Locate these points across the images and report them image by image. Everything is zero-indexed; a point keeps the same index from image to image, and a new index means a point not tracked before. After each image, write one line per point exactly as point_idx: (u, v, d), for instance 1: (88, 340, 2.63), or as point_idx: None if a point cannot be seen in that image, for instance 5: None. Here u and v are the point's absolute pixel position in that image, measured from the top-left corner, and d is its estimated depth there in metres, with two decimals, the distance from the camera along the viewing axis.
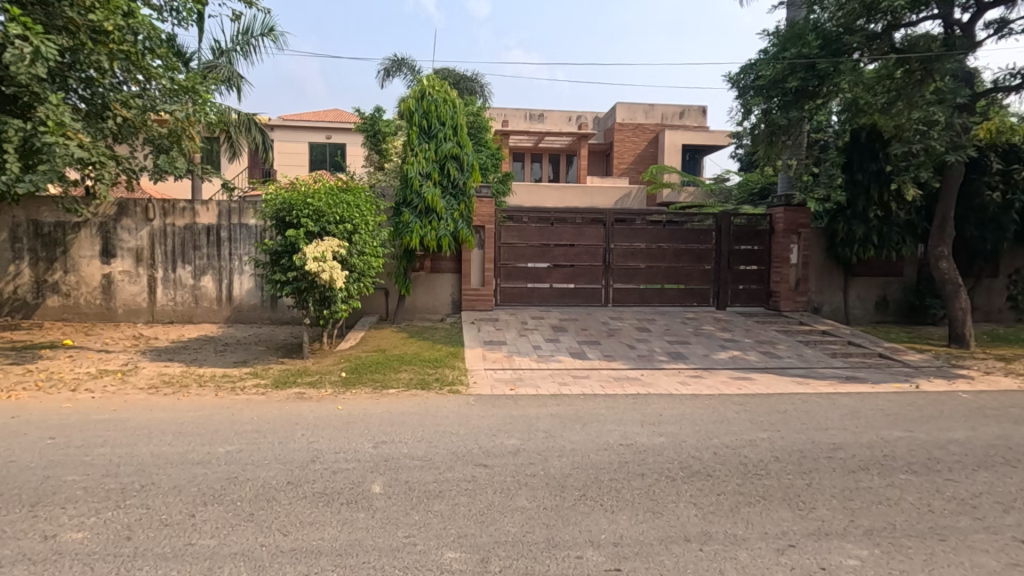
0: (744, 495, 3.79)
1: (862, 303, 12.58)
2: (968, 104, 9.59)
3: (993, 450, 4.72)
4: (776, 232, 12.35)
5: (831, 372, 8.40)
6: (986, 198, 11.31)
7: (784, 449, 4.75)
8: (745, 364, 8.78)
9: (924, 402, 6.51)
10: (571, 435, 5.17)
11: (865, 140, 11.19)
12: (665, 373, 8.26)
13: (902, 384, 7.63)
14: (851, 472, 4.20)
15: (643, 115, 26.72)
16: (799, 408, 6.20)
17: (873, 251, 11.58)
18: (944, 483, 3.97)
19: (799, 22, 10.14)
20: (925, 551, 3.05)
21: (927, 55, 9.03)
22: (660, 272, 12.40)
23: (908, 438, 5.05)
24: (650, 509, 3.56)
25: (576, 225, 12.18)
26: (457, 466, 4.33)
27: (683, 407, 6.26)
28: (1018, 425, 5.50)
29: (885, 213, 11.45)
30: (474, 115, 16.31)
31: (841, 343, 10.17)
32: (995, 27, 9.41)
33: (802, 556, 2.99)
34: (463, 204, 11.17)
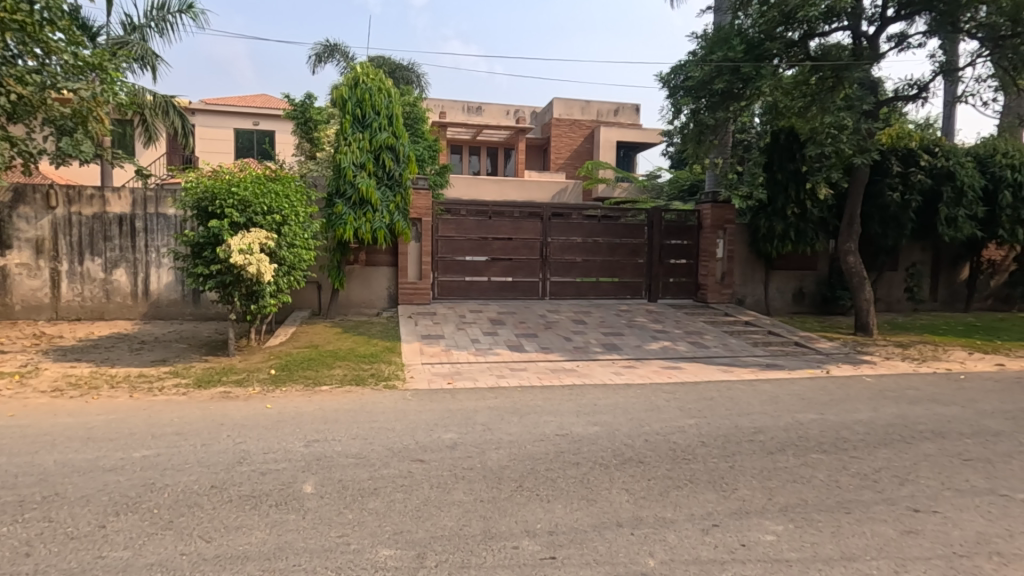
0: (672, 479, 3.96)
1: (780, 295, 13.40)
2: (872, 110, 10.40)
3: (891, 428, 5.17)
4: (703, 228, 12.92)
5: (753, 360, 8.92)
6: (888, 198, 12.34)
7: (710, 434, 5.00)
8: (675, 354, 9.17)
9: (833, 387, 7.04)
10: (510, 427, 5.21)
11: (785, 141, 11.91)
12: (600, 364, 8.48)
13: (816, 371, 8.19)
14: (770, 454, 4.48)
15: (579, 111, 27.16)
16: (724, 395, 6.54)
17: (791, 246, 12.37)
18: (850, 461, 4.31)
19: (726, 27, 10.66)
20: (832, 523, 3.30)
21: (838, 63, 9.71)
22: (595, 266, 12.67)
23: (819, 420, 5.45)
24: (585, 497, 3.64)
25: (513, 219, 12.24)
26: (393, 462, 4.27)
27: (617, 397, 6.46)
28: (913, 405, 6.07)
29: (802, 211, 12.20)
30: (410, 106, 16.04)
31: (762, 333, 10.81)
32: (896, 41, 10.24)
33: (725, 535, 3.16)
34: (399, 195, 10.91)
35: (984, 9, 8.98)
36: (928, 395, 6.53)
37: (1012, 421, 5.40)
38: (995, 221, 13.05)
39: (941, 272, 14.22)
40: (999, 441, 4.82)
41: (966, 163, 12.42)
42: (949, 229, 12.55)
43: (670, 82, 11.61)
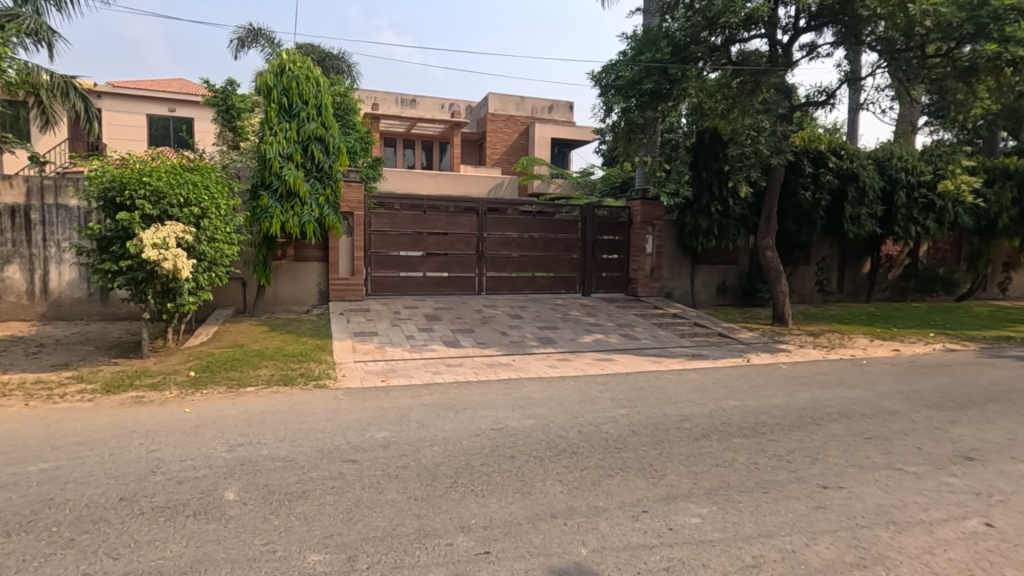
0: (605, 468, 4.06)
1: (705, 288, 14.07)
2: (787, 114, 11.10)
3: (804, 411, 5.56)
4: (634, 224, 13.30)
5: (680, 351, 9.32)
6: (801, 198, 13.23)
7: (640, 423, 5.17)
8: (607, 346, 9.41)
9: (753, 374, 7.47)
10: (444, 424, 5.17)
11: (709, 142, 12.64)
12: (535, 357, 8.57)
13: (737, 359, 8.66)
14: (696, 440, 4.68)
15: (514, 107, 27.30)
16: (654, 385, 6.79)
17: (714, 242, 13.01)
18: (767, 443, 4.58)
19: (654, 29, 11.07)
20: (752, 503, 3.49)
21: (757, 68, 10.31)
22: (531, 260, 12.78)
23: (741, 406, 5.76)
24: (520, 490, 3.67)
25: (449, 214, 12.13)
26: (323, 464, 4.12)
27: (552, 390, 6.56)
28: (823, 389, 6.55)
29: (725, 209, 12.88)
30: (341, 96, 15.50)
31: (689, 324, 11.30)
32: (807, 50, 10.94)
33: (654, 520, 3.27)
34: (329, 188, 10.52)
35: (882, 25, 9.78)
36: (835, 380, 7.06)
37: (906, 402, 5.94)
38: (892, 220, 14.30)
39: (847, 266, 15.41)
40: (895, 419, 5.28)
41: (868, 166, 13.48)
42: (854, 226, 13.63)
43: (601, 80, 11.88)
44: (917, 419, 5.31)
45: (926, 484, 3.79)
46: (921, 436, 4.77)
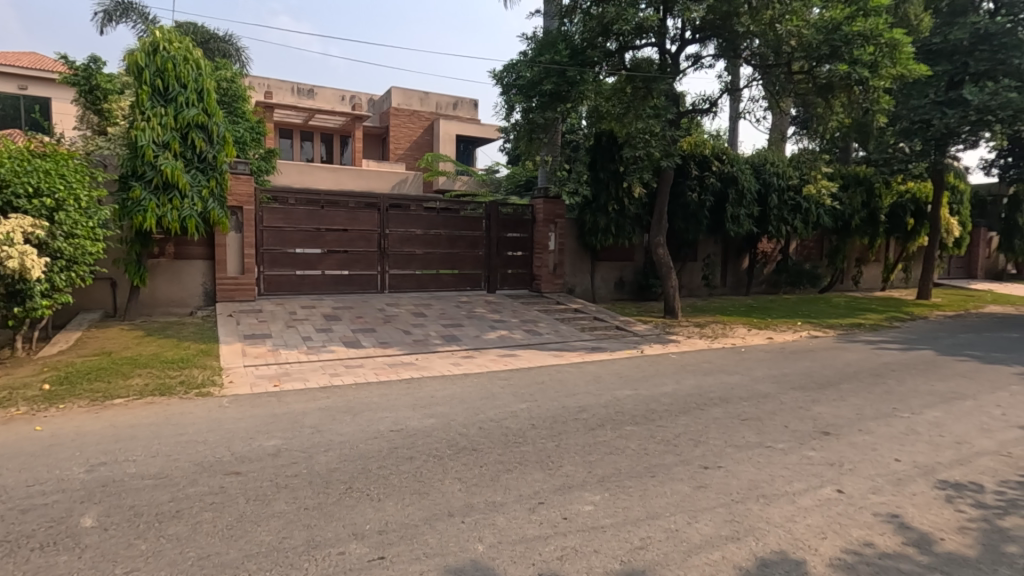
0: (504, 463, 4.10)
1: (604, 284, 14.68)
2: (675, 120, 11.85)
3: (690, 397, 5.97)
4: (537, 222, 13.56)
5: (581, 345, 9.65)
6: (689, 198, 14.20)
7: (540, 416, 5.27)
8: (511, 342, 9.54)
9: (646, 365, 7.90)
10: (341, 428, 4.95)
11: (606, 143, 13.24)
12: (439, 355, 8.49)
13: (632, 351, 9.13)
14: (592, 430, 4.86)
15: (418, 102, 26.86)
16: (554, 378, 6.98)
17: (612, 239, 13.64)
18: (656, 429, 4.85)
19: (554, 32, 11.42)
20: (641, 487, 3.68)
21: (648, 75, 10.83)
22: (436, 258, 12.63)
23: (634, 395, 6.07)
24: (417, 491, 3.60)
25: (348, 209, 11.68)
26: (203, 479, 3.79)
27: (455, 387, 6.52)
28: (706, 376, 7.07)
29: (620, 208, 13.54)
30: (229, 82, 14.30)
31: (589, 319, 11.73)
32: (692, 60, 11.73)
33: (550, 510, 3.34)
34: (213, 180, 9.69)
35: (757, 42, 10.70)
36: (718, 367, 7.66)
37: (776, 384, 6.56)
38: (767, 219, 15.65)
39: (729, 262, 16.74)
40: (767, 401, 5.80)
41: (745, 170, 14.81)
42: (734, 225, 14.82)
43: (502, 80, 12.00)
44: (785, 400, 5.87)
45: (791, 458, 4.20)
46: (788, 415, 5.28)
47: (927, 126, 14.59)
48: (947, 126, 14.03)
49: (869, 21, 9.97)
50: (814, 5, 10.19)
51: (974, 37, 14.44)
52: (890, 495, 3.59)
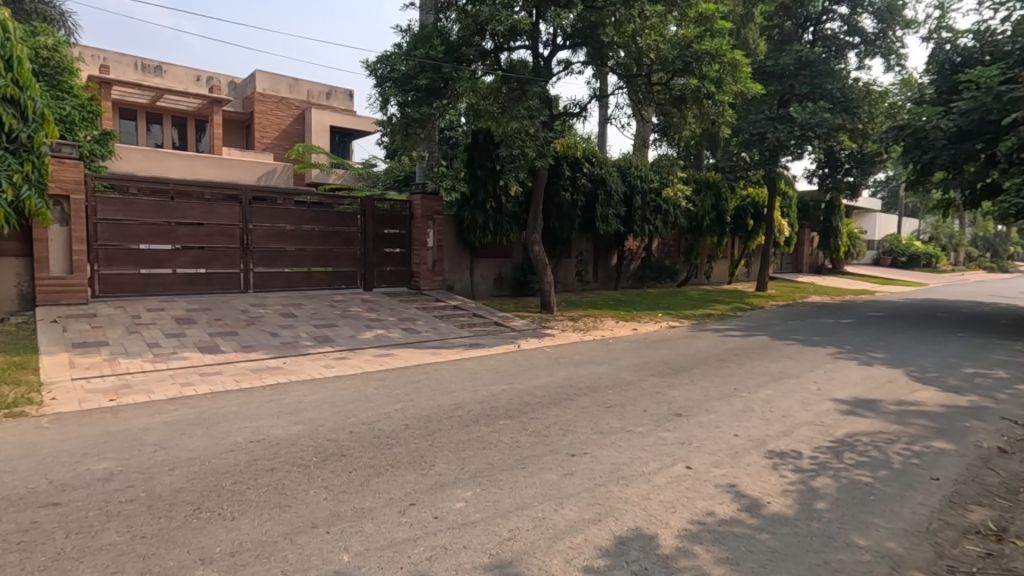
0: (374, 467, 3.97)
1: (484, 280, 14.88)
2: (548, 121, 12.30)
3: (561, 389, 6.23)
4: (415, 218, 13.27)
5: (459, 342, 9.67)
6: (562, 198, 14.82)
7: (414, 416, 5.19)
8: (388, 341, 9.29)
9: (522, 359, 8.12)
10: (190, 443, 4.48)
11: (483, 141, 13.42)
12: (309, 358, 8.02)
13: (509, 346, 9.34)
14: (466, 426, 4.88)
15: (287, 88, 25.14)
16: (431, 376, 6.91)
17: (490, 237, 13.81)
18: (529, 422, 4.99)
19: (429, 26, 11.29)
20: (511, 480, 3.76)
21: (522, 77, 11.11)
22: (307, 255, 11.90)
23: (509, 389, 6.20)
24: (278, 504, 3.37)
25: (204, 201, 10.62)
26: (10, 515, 3.22)
27: (325, 391, 6.21)
28: (577, 367, 7.42)
29: (498, 206, 13.79)
30: (50, 51, 12.23)
31: (468, 315, 11.78)
32: (563, 65, 12.22)
33: (420, 511, 3.29)
34: (29, 165, 8.25)
35: (621, 53, 11.44)
36: (588, 358, 8.08)
37: (638, 372, 7.08)
38: (632, 219, 16.79)
39: (600, 258, 17.73)
40: (630, 388, 6.23)
41: (613, 173, 15.80)
42: (603, 224, 15.75)
43: (375, 71, 11.61)
44: (645, 386, 6.34)
45: (648, 440, 4.55)
46: (647, 401, 5.72)
47: (763, 138, 16.56)
48: (778, 140, 16.05)
49: (715, 41, 11.11)
50: (670, 22, 11.13)
51: (798, 63, 16.66)
52: (729, 467, 4.02)
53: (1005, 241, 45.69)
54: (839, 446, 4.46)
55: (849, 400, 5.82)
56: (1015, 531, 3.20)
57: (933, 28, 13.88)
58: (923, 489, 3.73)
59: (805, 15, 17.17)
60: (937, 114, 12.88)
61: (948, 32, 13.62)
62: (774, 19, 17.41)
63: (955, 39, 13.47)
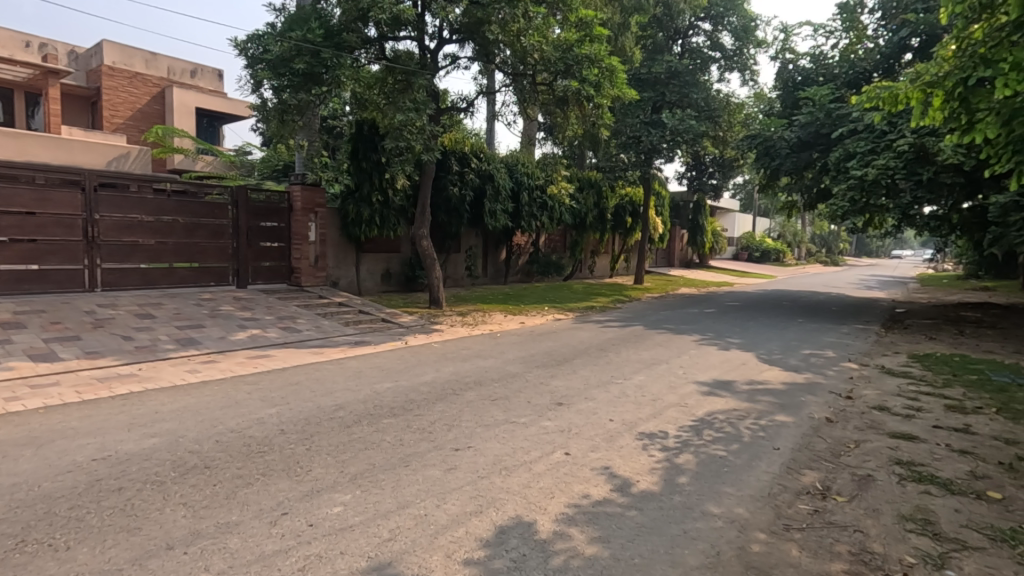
0: (242, 477, 3.69)
1: (371, 276, 14.45)
2: (435, 115, 12.15)
3: (447, 384, 6.22)
4: (294, 211, 12.45)
5: (343, 340, 9.29)
6: (451, 192, 14.74)
7: (291, 420, 4.90)
8: (264, 341, 8.69)
9: (408, 355, 7.99)
10: (15, 466, 3.87)
11: (367, 132, 13.01)
12: (171, 363, 7.28)
13: (396, 342, 9.15)
14: (347, 427, 4.70)
15: (143, 63, 22.51)
16: (310, 377, 6.58)
17: (376, 231, 13.44)
18: (413, 419, 4.93)
19: (307, 8, 10.60)
20: (392, 479, 3.68)
21: (407, 68, 10.82)
22: (167, 249, 10.76)
23: (394, 387, 6.07)
24: (126, 527, 3.02)
25: (35, 187, 9.17)
26: None
27: (188, 398, 5.66)
28: (465, 362, 7.45)
29: (384, 199, 13.46)
30: None
31: (353, 312, 11.36)
32: (450, 59, 12.14)
33: (293, 520, 3.12)
34: None
35: (507, 51, 11.61)
36: (475, 353, 8.14)
37: (524, 364, 7.26)
38: (520, 214, 17.17)
39: (489, 253, 17.93)
40: (514, 380, 6.37)
41: (500, 169, 16.02)
42: (492, 220, 15.93)
43: (246, 50, 10.75)
44: (530, 378, 6.52)
45: (530, 430, 4.68)
46: (531, 392, 5.88)
47: (638, 141, 17.73)
48: (652, 143, 17.27)
49: (594, 47, 11.63)
50: (553, 25, 11.51)
51: (668, 73, 17.97)
52: (603, 451, 4.25)
53: (837, 240, 52.90)
54: (700, 425, 4.89)
55: (709, 382, 6.41)
56: (836, 488, 3.72)
57: (779, 49, 15.62)
58: (767, 458, 4.21)
59: (674, 28, 18.65)
60: (782, 126, 14.65)
61: (791, 54, 15.41)
62: (648, 29, 18.58)
63: (796, 60, 15.27)
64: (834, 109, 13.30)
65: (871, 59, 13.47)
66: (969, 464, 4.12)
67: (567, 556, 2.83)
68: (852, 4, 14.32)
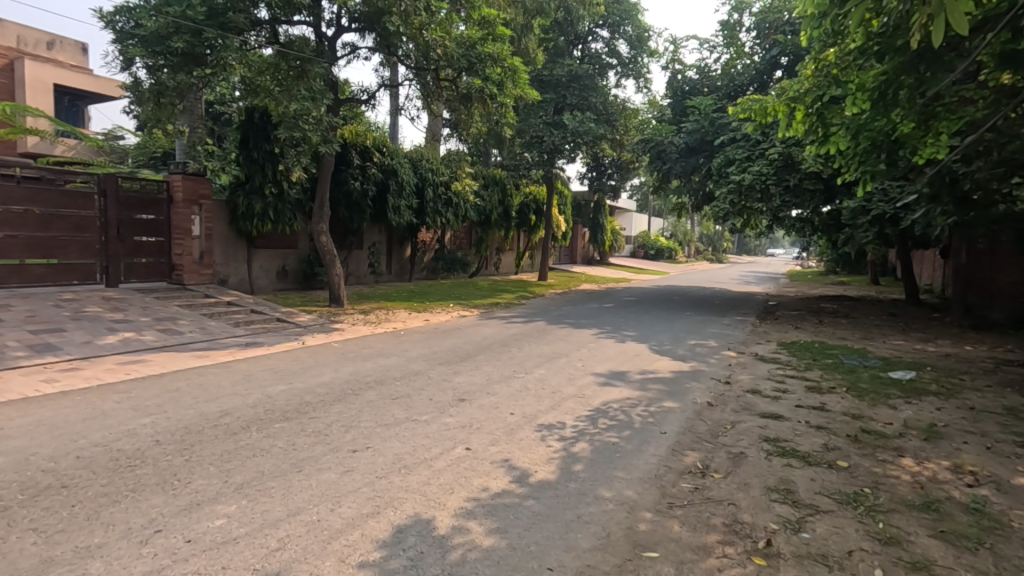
0: (108, 495, 3.33)
1: (264, 273, 13.62)
2: (333, 106, 11.66)
3: (346, 384, 6.01)
4: (174, 202, 11.41)
5: (232, 341, 8.68)
6: (351, 186, 14.20)
7: (168, 430, 4.51)
8: (138, 345, 7.90)
9: (305, 356, 7.63)
10: None
11: (259, 120, 12.22)
12: (22, 372, 6.40)
13: (292, 342, 8.70)
14: (233, 434, 4.40)
15: None
16: (193, 383, 6.08)
17: (270, 225, 12.72)
18: (308, 422, 4.71)
19: None
20: (283, 485, 3.50)
21: (301, 55, 10.23)
22: (19, 243, 9.39)
23: (287, 390, 5.76)
24: None
25: None
26: None
27: (45, 411, 5.02)
28: (366, 361, 7.25)
29: (278, 192, 12.74)
30: None
31: (244, 312, 10.64)
32: (349, 49, 11.70)
33: (168, 537, 2.87)
34: None
35: (409, 44, 11.43)
36: (377, 351, 7.94)
37: (427, 362, 7.19)
38: (424, 210, 16.97)
39: (393, 250, 17.54)
40: (417, 378, 6.30)
41: (404, 164, 15.72)
42: (395, 215, 15.59)
43: (115, 23, 9.75)
44: (432, 375, 6.47)
45: (431, 427, 4.65)
46: (433, 389, 5.84)
47: (540, 141, 18.10)
48: (554, 143, 17.75)
49: (496, 46, 11.68)
50: (456, 22, 11.50)
51: (569, 76, 18.57)
52: (503, 444, 4.32)
53: (721, 239, 57.45)
54: (595, 414, 5.12)
55: (605, 373, 6.72)
56: (714, 466, 4.06)
57: (669, 59, 16.67)
58: (654, 442, 4.50)
59: (575, 33, 19.31)
60: (672, 132, 15.73)
61: (679, 65, 16.49)
62: (550, 33, 19.01)
63: (684, 71, 16.36)
64: (716, 118, 14.44)
65: (747, 74, 14.78)
66: (822, 438, 4.66)
67: (465, 549, 2.85)
68: (732, 22, 15.58)
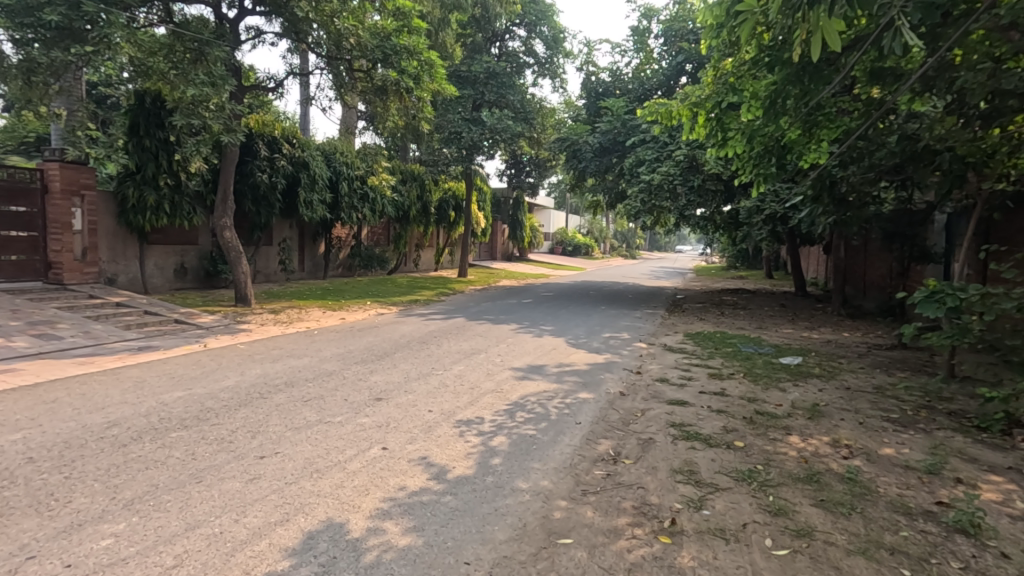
0: None
1: (159, 271, 12.58)
2: (237, 93, 10.95)
3: (253, 388, 5.68)
4: (50, 193, 10.23)
5: (122, 346, 7.95)
6: (257, 178, 13.41)
7: (44, 445, 4.06)
8: (6, 351, 7.04)
9: (206, 359, 7.14)
10: None
11: (151, 105, 11.25)
12: None
13: (192, 345, 8.11)
14: (122, 447, 4.03)
15: None
16: (75, 392, 5.50)
17: (165, 220, 11.80)
18: (209, 430, 4.41)
19: None
20: (181, 498, 3.27)
21: (199, 37, 9.54)
22: None
23: (186, 396, 5.36)
24: None
25: None
26: None
27: None
28: (274, 363, 6.89)
29: (174, 183, 11.85)
30: None
31: (136, 313, 9.78)
32: (253, 33, 11.04)
33: (43, 564, 2.59)
34: None
35: (320, 31, 11.01)
36: (288, 352, 7.58)
37: (342, 362, 6.95)
38: (339, 205, 16.39)
39: (305, 246, 16.82)
40: (331, 379, 6.07)
41: (316, 156, 15.05)
42: (307, 210, 14.90)
43: None
44: (346, 375, 6.27)
45: (345, 429, 4.50)
46: (347, 389, 5.66)
47: (458, 137, 17.98)
48: (472, 139, 17.76)
49: (412, 39, 11.40)
50: (369, 11, 11.17)
51: (486, 73, 18.64)
52: (421, 442, 4.27)
53: (635, 236, 59.96)
54: (513, 408, 5.19)
55: (523, 368, 6.82)
56: (625, 452, 4.24)
57: (583, 61, 17.14)
58: (570, 432, 4.63)
59: (492, 31, 19.45)
60: (587, 131, 16.25)
61: (593, 67, 17.00)
62: (468, 28, 18.98)
63: (597, 73, 16.89)
64: (628, 119, 15.04)
65: (655, 78, 15.53)
66: (723, 421, 4.99)
67: (380, 550, 2.80)
68: (642, 28, 16.28)
